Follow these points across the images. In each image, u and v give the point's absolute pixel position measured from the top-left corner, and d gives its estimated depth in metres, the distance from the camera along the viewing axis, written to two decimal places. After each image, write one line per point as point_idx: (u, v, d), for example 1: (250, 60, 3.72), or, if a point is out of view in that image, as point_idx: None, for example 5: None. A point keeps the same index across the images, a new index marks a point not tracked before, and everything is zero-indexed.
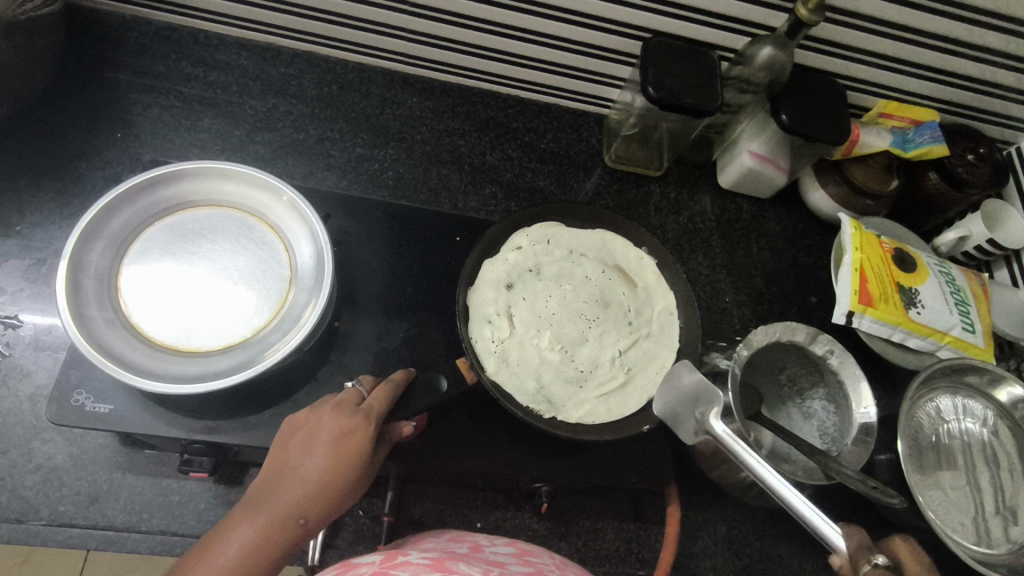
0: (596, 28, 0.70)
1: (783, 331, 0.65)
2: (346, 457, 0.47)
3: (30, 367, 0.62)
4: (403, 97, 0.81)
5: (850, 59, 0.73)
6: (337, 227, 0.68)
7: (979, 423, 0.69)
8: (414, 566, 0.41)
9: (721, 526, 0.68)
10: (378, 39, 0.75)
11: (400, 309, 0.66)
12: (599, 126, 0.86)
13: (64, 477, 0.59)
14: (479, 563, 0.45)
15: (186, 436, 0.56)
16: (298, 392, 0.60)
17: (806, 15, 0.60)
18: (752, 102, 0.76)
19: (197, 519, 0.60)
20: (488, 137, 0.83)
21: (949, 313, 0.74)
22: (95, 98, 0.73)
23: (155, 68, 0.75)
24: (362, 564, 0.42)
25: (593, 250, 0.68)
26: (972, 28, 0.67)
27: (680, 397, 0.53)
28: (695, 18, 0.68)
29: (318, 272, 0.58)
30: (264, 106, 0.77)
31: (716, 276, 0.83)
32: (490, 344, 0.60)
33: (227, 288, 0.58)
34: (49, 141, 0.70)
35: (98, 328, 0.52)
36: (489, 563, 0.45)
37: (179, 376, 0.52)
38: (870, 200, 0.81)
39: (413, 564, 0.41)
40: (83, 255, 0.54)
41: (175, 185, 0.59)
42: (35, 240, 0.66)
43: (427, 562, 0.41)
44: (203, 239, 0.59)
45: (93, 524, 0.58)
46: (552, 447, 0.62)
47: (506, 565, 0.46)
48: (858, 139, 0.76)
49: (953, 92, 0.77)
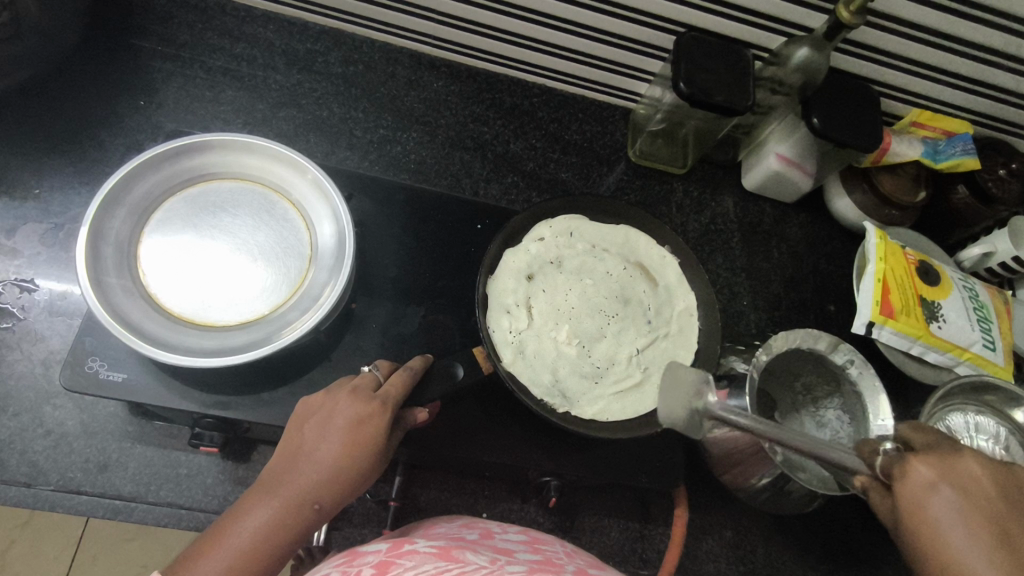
0: (629, 19, 0.68)
1: (804, 338, 0.64)
2: (362, 443, 0.47)
3: (43, 332, 0.61)
4: (429, 81, 0.80)
5: (886, 64, 0.71)
6: (359, 207, 0.68)
7: (991, 440, 0.67)
8: (420, 554, 0.40)
9: (727, 530, 0.68)
10: (407, 19, 0.74)
11: (417, 295, 0.65)
12: (625, 120, 0.85)
13: (74, 443, 0.59)
14: (486, 550, 0.44)
15: (198, 410, 0.56)
16: (311, 373, 0.60)
17: (848, 17, 0.59)
18: (784, 104, 0.75)
19: (204, 493, 0.60)
20: (512, 125, 0.81)
21: (970, 329, 0.73)
22: (119, 64, 0.72)
23: (182, 37, 0.75)
24: (368, 552, 0.41)
25: (615, 246, 0.67)
26: (1015, 40, 0.65)
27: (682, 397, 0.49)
28: (731, 15, 0.66)
29: (338, 252, 0.58)
30: (288, 82, 0.76)
31: (734, 279, 0.82)
32: (507, 334, 0.60)
33: (246, 264, 0.57)
34: (71, 106, 0.70)
35: (116, 296, 0.52)
36: (497, 550, 0.45)
37: (195, 350, 0.52)
38: (895, 210, 0.80)
39: (419, 554, 0.40)
40: (105, 222, 0.54)
41: (200, 156, 0.59)
42: (54, 205, 0.66)
43: (433, 552, 0.41)
44: (225, 213, 0.59)
45: (101, 493, 0.58)
46: (563, 442, 0.62)
47: (513, 552, 0.45)
48: (889, 148, 0.74)
49: (987, 104, 0.76)
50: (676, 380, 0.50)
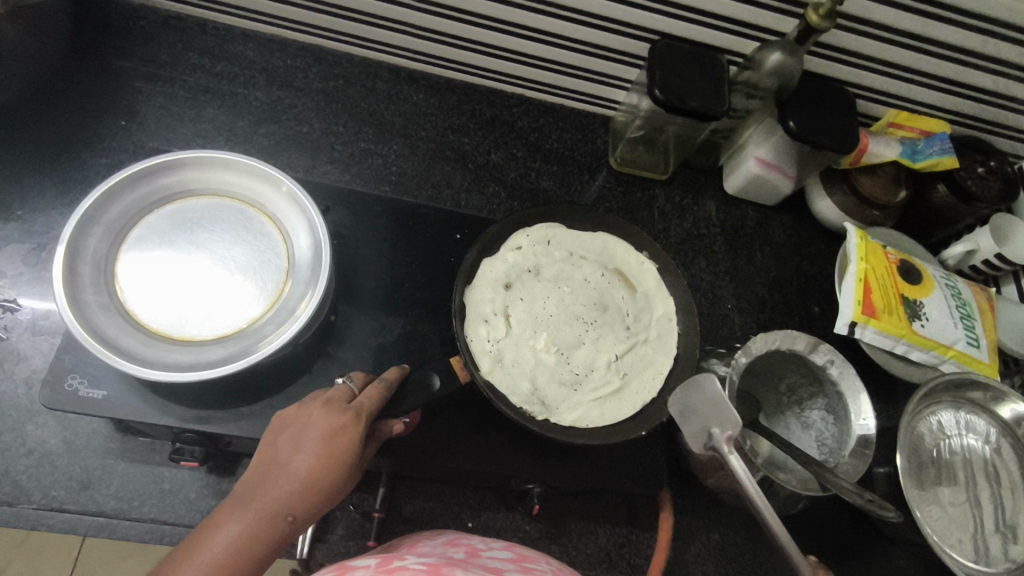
0: (603, 28, 0.70)
1: (783, 338, 0.64)
2: (335, 455, 0.47)
3: (26, 351, 0.62)
4: (408, 94, 0.81)
5: (860, 67, 0.72)
6: (337, 220, 0.68)
7: (981, 440, 0.68)
8: (410, 570, 0.40)
9: (715, 534, 0.67)
10: (386, 34, 0.75)
11: (398, 306, 0.66)
12: (605, 128, 0.86)
13: (56, 461, 0.59)
14: (476, 569, 0.44)
15: (178, 425, 0.56)
16: (291, 386, 0.60)
17: (817, 20, 0.60)
18: (760, 108, 0.75)
19: (187, 508, 0.60)
20: (493, 136, 0.82)
21: (953, 327, 0.73)
22: (100, 85, 0.73)
23: (162, 57, 0.76)
24: (357, 568, 0.41)
25: (593, 253, 0.67)
26: (986, 39, 0.66)
27: (697, 413, 0.51)
28: (702, 21, 0.67)
29: (315, 263, 0.58)
30: (269, 99, 0.77)
31: (718, 282, 0.83)
32: (484, 343, 0.60)
33: (223, 278, 0.58)
34: (52, 127, 0.71)
35: (92, 313, 0.52)
36: (487, 570, 0.44)
37: (170, 364, 0.52)
38: (877, 211, 0.80)
39: (409, 570, 0.40)
40: (82, 240, 0.54)
41: (177, 173, 0.59)
42: (37, 225, 0.66)
43: (423, 568, 0.40)
44: (202, 228, 0.59)
45: (83, 511, 0.58)
46: (545, 448, 0.62)
47: (503, 571, 0.45)
48: (867, 148, 0.75)
49: (963, 103, 0.76)
50: (698, 393, 0.51)
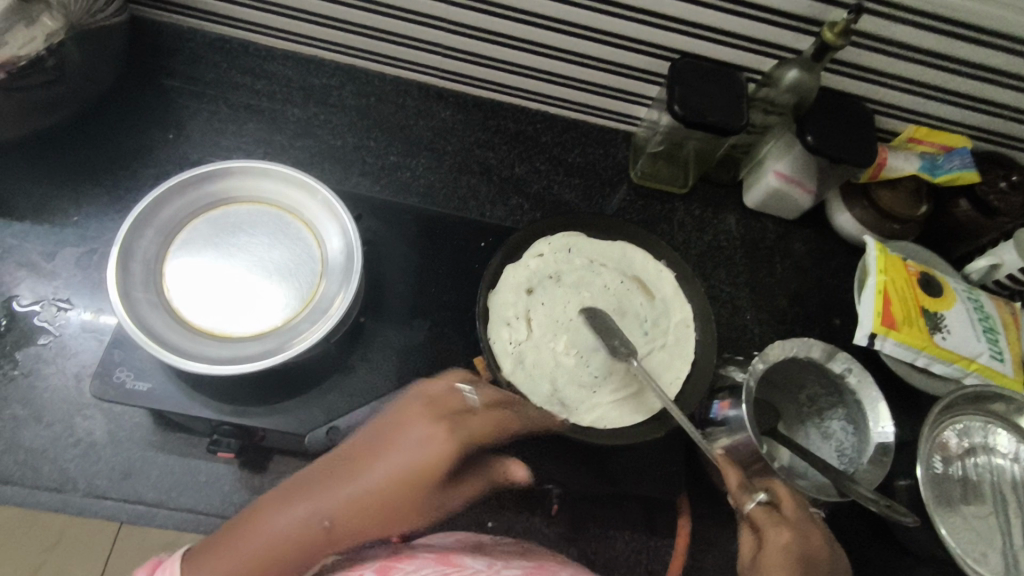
0: (622, 47, 0.73)
1: (799, 347, 0.65)
2: (407, 478, 0.46)
3: (76, 347, 0.66)
4: (436, 110, 0.85)
5: (878, 84, 0.74)
6: (368, 227, 0.72)
7: (1009, 459, 0.67)
8: (419, 558, 0.46)
9: (733, 542, 0.68)
10: (417, 54, 0.80)
11: (424, 311, 0.68)
12: (626, 143, 0.88)
13: (101, 452, 0.62)
14: (480, 557, 0.48)
15: (216, 417, 0.59)
16: (322, 384, 0.63)
17: (832, 38, 0.62)
18: (780, 123, 0.78)
19: (222, 499, 0.63)
20: (517, 150, 0.85)
21: (975, 340, 0.73)
22: (150, 102, 0.79)
23: (207, 76, 0.81)
24: (369, 555, 0.46)
25: (613, 261, 0.69)
26: (1003, 55, 0.67)
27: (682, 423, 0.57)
28: (719, 39, 0.70)
29: (348, 265, 0.61)
30: (305, 114, 0.81)
31: (737, 294, 0.84)
32: (507, 345, 0.62)
33: (260, 280, 0.61)
34: (106, 140, 0.76)
35: (142, 309, 0.56)
36: (491, 557, 0.48)
37: (212, 358, 0.56)
38: (897, 224, 0.81)
39: (417, 558, 0.45)
40: (135, 242, 0.59)
41: (221, 181, 0.64)
42: (90, 231, 0.71)
43: (430, 556, 0.46)
44: (242, 233, 0.63)
45: (125, 499, 0.61)
46: (564, 450, 0.64)
47: (507, 557, 0.49)
48: (886, 162, 0.76)
49: (984, 119, 0.77)
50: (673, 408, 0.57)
